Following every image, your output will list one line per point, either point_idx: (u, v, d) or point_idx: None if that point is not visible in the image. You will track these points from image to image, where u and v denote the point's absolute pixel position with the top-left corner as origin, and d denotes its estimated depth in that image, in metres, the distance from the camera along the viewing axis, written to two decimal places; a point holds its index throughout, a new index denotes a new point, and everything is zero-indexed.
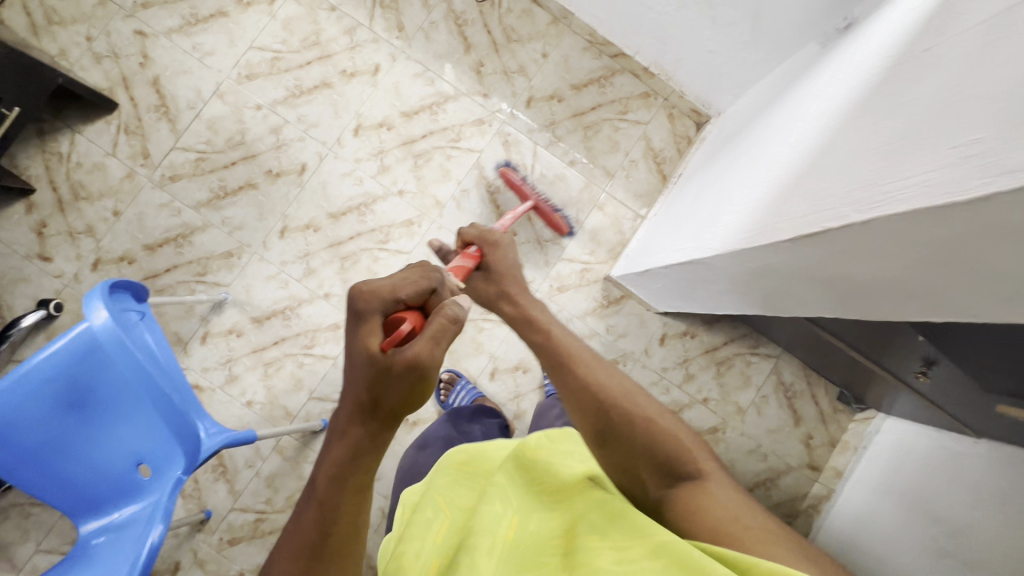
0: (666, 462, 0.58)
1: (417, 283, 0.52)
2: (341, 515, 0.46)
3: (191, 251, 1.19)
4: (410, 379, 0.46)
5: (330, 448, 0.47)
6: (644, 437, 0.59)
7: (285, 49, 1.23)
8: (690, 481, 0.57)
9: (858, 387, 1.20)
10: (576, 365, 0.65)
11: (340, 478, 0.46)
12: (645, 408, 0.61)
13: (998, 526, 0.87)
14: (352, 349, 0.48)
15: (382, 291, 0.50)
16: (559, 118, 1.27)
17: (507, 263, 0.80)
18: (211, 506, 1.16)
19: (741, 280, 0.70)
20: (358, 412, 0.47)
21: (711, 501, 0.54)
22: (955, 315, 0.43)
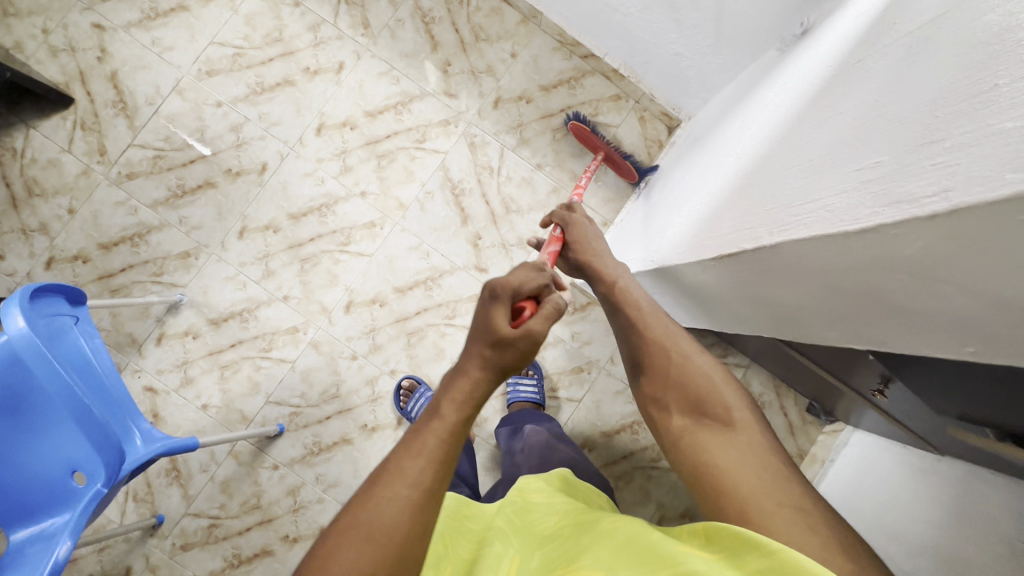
0: (695, 400, 0.60)
1: (535, 280, 0.59)
2: (459, 436, 0.50)
3: (147, 251, 1.17)
4: (526, 346, 0.53)
5: (455, 382, 0.52)
6: (678, 373, 0.63)
7: (247, 45, 1.20)
8: (716, 425, 0.57)
9: (827, 401, 1.18)
10: (630, 307, 0.71)
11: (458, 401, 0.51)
12: (684, 348, 0.65)
13: (954, 547, 0.85)
14: (484, 317, 0.54)
15: (513, 280, 0.57)
16: (526, 119, 1.24)
17: (584, 230, 0.82)
18: (164, 510, 1.14)
19: (683, 295, 0.69)
20: (483, 361, 0.53)
21: (734, 452, 0.54)
22: (870, 344, 0.42)
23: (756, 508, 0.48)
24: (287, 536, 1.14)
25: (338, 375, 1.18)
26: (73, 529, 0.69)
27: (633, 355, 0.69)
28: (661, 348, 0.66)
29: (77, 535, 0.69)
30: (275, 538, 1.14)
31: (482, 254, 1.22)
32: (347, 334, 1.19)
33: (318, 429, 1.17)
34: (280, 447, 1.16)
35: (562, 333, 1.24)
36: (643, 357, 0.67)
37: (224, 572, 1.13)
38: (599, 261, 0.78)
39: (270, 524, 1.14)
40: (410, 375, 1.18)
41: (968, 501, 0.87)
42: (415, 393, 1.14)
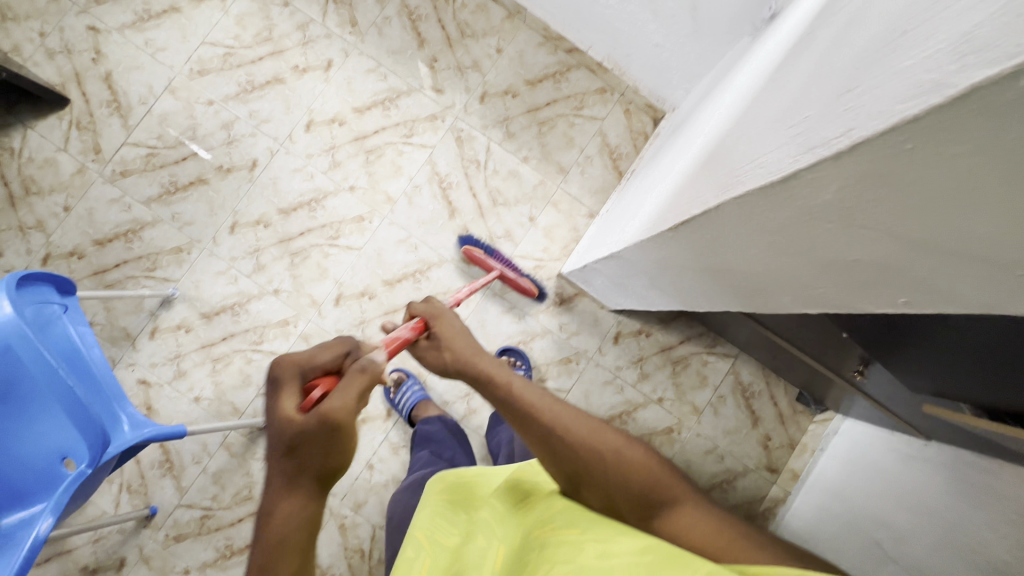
0: (642, 493, 0.56)
1: (333, 349, 0.56)
2: None
3: (140, 247, 1.19)
4: (321, 436, 0.49)
5: (264, 526, 0.49)
6: (617, 471, 0.57)
7: (237, 45, 1.23)
8: (669, 507, 0.56)
9: (817, 389, 1.17)
10: (539, 412, 0.60)
11: (270, 569, 0.48)
12: (610, 441, 0.59)
13: (938, 532, 0.85)
14: (271, 413, 0.51)
15: (300, 357, 0.54)
16: (512, 113, 1.26)
17: (456, 329, 0.69)
18: (157, 502, 1.16)
19: (653, 275, 0.69)
20: (286, 483, 0.50)
21: (699, 528, 0.54)
22: (822, 306, 0.42)
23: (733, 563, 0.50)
24: None
25: None
26: (54, 505, 0.69)
27: (559, 466, 0.59)
28: (589, 450, 0.58)
29: (57, 510, 0.68)
30: None
31: None
32: (337, 327, 1.20)
33: None
34: None
35: (550, 324, 1.24)
36: (572, 467, 0.58)
37: (217, 563, 1.15)
38: (484, 361, 0.65)
39: None
40: (398, 369, 1.21)
41: (955, 485, 0.87)
42: (403, 386, 1.18)
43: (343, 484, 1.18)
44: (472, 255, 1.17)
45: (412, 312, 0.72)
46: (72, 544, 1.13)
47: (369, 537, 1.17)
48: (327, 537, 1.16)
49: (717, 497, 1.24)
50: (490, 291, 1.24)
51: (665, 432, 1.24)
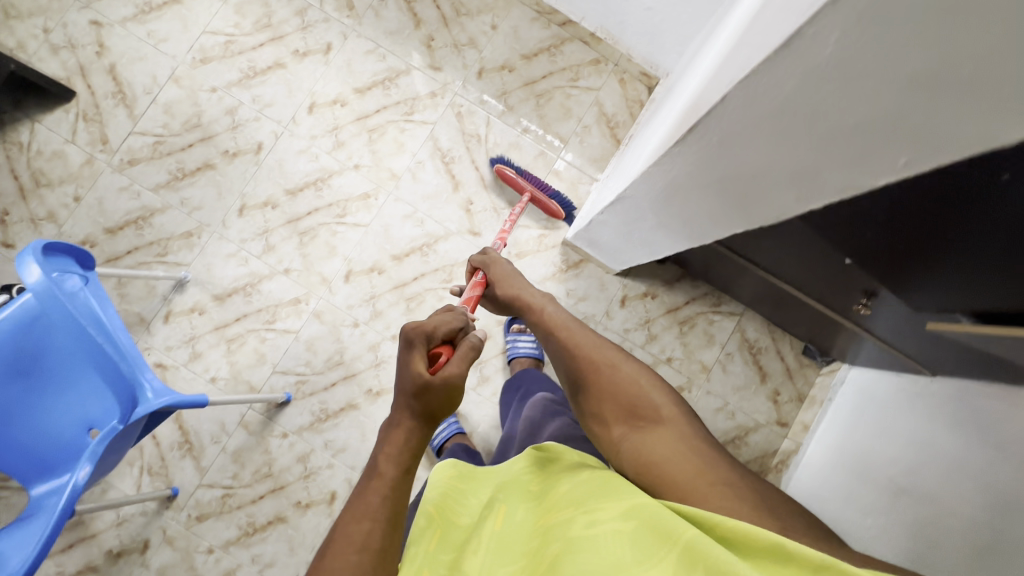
0: (628, 404, 0.66)
1: (449, 324, 0.64)
2: (403, 486, 0.53)
3: (151, 233, 1.21)
4: (450, 389, 0.56)
5: (389, 435, 0.55)
6: (610, 382, 0.69)
7: (238, 33, 1.26)
8: (650, 423, 0.64)
9: (823, 341, 1.18)
10: (562, 331, 0.77)
11: (396, 456, 0.53)
12: (614, 358, 0.71)
13: (952, 457, 0.88)
14: (403, 367, 0.57)
15: (428, 327, 0.61)
16: (510, 87, 1.29)
17: (507, 273, 0.89)
18: (178, 483, 1.17)
19: (658, 208, 0.71)
20: (413, 409, 0.55)
21: (667, 441, 0.60)
22: (828, 194, 0.45)
23: (690, 484, 0.54)
24: (300, 502, 1.16)
25: (341, 343, 1.21)
26: (90, 454, 0.69)
27: (570, 373, 0.74)
28: (591, 363, 0.72)
29: (95, 457, 0.68)
30: (288, 505, 1.17)
31: (475, 218, 1.25)
32: (348, 302, 1.22)
33: (323, 396, 1.20)
34: (288, 415, 1.19)
35: (557, 290, 1.26)
36: (579, 373, 0.72)
37: (240, 540, 1.16)
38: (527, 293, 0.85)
39: (282, 492, 1.17)
40: None
41: (964, 414, 0.90)
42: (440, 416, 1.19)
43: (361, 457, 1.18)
44: (502, 174, 1.18)
45: (474, 265, 0.93)
46: (96, 528, 1.15)
47: None
48: None
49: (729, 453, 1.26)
50: None
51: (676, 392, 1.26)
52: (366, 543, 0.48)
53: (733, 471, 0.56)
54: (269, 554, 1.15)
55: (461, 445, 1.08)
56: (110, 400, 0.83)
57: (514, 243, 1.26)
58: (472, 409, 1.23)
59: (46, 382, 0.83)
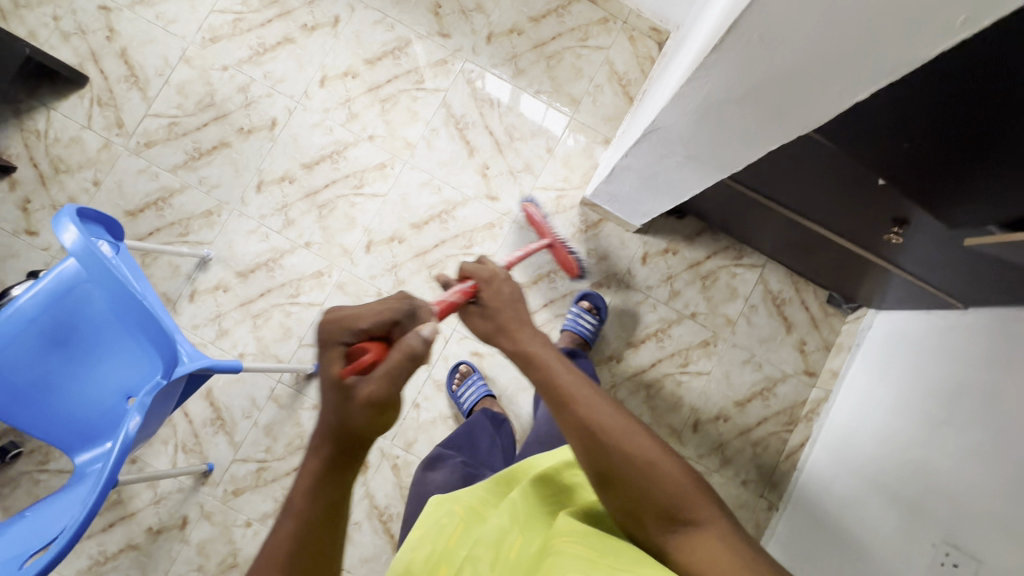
0: (663, 506, 0.51)
1: (381, 313, 0.51)
2: (319, 529, 0.45)
3: (171, 214, 1.22)
4: (373, 413, 0.46)
5: (304, 467, 0.47)
6: (640, 479, 0.51)
7: (245, 10, 1.26)
8: (694, 531, 0.49)
9: (849, 287, 1.17)
10: (575, 401, 0.56)
11: (313, 495, 0.46)
12: (643, 446, 0.52)
13: (989, 381, 0.88)
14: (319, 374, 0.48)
15: (350, 317, 0.49)
16: (519, 50, 1.28)
17: (503, 297, 0.71)
18: (213, 459, 1.18)
19: (690, 139, 0.70)
20: (329, 434, 0.46)
21: (718, 562, 0.46)
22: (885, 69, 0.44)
23: None
24: None
25: None
26: (139, 406, 0.70)
27: (586, 462, 0.54)
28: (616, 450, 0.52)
29: (145, 406, 0.69)
30: None
31: (492, 183, 1.26)
32: (371, 273, 1.22)
33: None
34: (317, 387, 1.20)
35: (578, 251, 1.26)
36: (597, 467, 0.53)
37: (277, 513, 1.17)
38: (526, 328, 0.67)
39: None
40: (466, 361, 1.22)
41: (998, 342, 0.90)
42: (468, 379, 1.19)
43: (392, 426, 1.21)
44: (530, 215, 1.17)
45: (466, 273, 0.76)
46: (135, 507, 1.16)
47: None
48: (382, 477, 1.19)
49: (757, 406, 1.26)
50: (517, 225, 1.25)
51: (701, 346, 1.26)
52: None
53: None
54: None
55: (486, 411, 1.08)
56: (146, 366, 0.83)
57: (532, 206, 1.25)
58: (499, 373, 1.23)
59: (88, 350, 0.84)
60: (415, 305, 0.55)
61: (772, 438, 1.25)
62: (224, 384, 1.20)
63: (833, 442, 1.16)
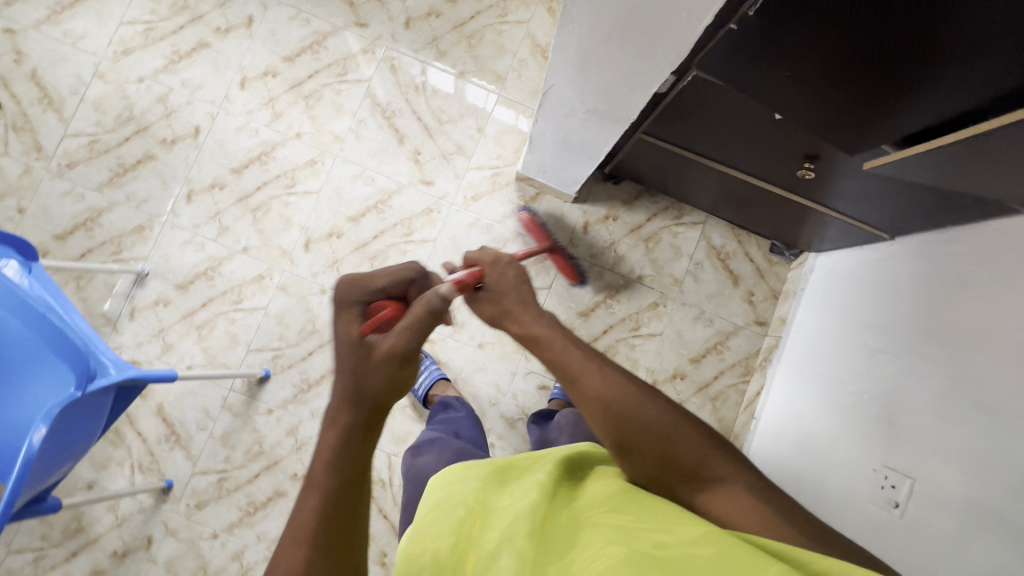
0: (683, 469, 0.53)
1: (396, 274, 0.53)
2: (342, 499, 0.43)
3: (102, 233, 1.20)
4: (391, 371, 0.46)
5: (322, 438, 0.46)
6: (660, 445, 0.53)
7: (155, 19, 1.24)
8: (717, 483, 0.52)
9: (789, 235, 1.19)
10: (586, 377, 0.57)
11: (333, 470, 0.44)
12: (660, 414, 0.54)
13: (919, 305, 0.89)
14: (336, 336, 0.49)
15: (364, 277, 0.51)
16: (439, 32, 1.28)
17: (509, 281, 0.67)
18: (172, 475, 1.17)
19: (586, 94, 0.71)
20: (347, 399, 0.46)
21: (748, 508, 0.50)
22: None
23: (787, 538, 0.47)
24: (296, 474, 1.17)
25: (312, 312, 1.21)
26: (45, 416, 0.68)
27: (612, 433, 0.54)
28: (640, 418, 0.54)
29: (51, 415, 0.67)
30: (285, 479, 1.17)
31: (425, 168, 1.25)
32: (312, 271, 1.21)
33: (303, 366, 1.20)
34: (270, 390, 1.19)
35: (518, 227, 1.25)
36: (627, 434, 0.54)
37: (243, 521, 1.16)
38: (524, 314, 0.63)
39: (277, 467, 1.17)
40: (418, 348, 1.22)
41: (924, 266, 0.91)
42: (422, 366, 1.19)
43: None
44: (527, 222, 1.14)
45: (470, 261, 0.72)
46: (97, 532, 1.15)
47: (386, 466, 1.19)
48: None
49: (713, 361, 1.27)
50: (454, 208, 1.24)
51: (651, 308, 1.27)
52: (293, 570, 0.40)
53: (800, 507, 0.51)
54: (274, 529, 1.16)
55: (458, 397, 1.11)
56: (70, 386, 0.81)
57: (468, 186, 1.25)
58: (452, 356, 1.23)
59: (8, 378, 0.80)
60: (427, 271, 0.57)
61: (730, 391, 1.27)
62: (175, 398, 1.19)
63: (784, 387, 1.17)
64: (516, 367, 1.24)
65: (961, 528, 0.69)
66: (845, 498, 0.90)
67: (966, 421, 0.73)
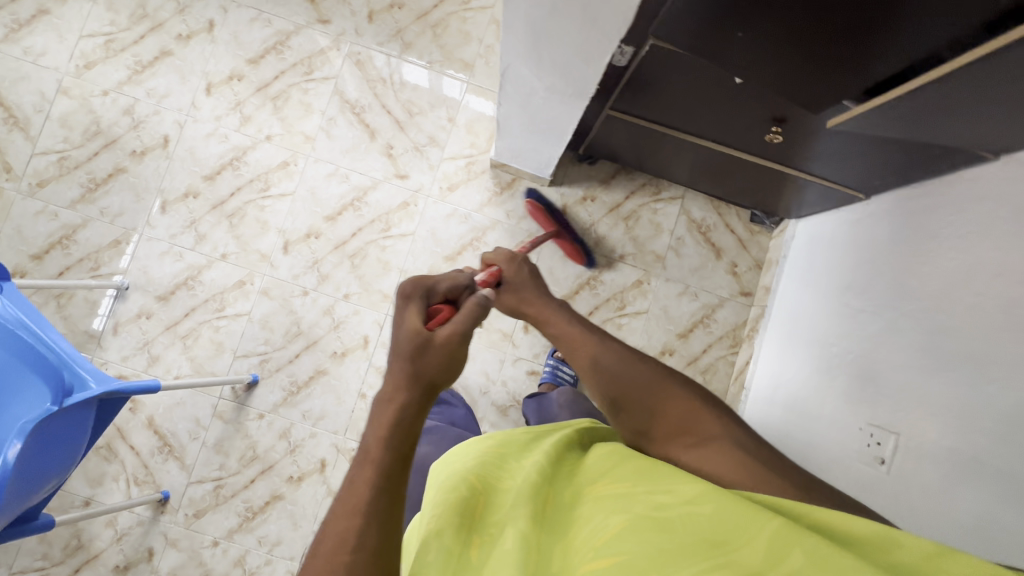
0: (673, 426, 0.57)
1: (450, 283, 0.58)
2: (398, 473, 0.41)
3: (78, 250, 1.19)
4: (449, 354, 0.48)
5: (377, 413, 0.44)
6: (650, 400, 0.59)
7: (115, 30, 1.23)
8: (698, 441, 0.55)
9: (768, 203, 1.18)
10: (580, 346, 0.65)
11: (392, 442, 0.42)
12: (648, 375, 0.61)
13: (897, 262, 0.89)
14: (397, 321, 0.50)
15: (428, 279, 0.55)
16: (403, 24, 1.26)
17: (524, 277, 0.72)
18: (168, 486, 1.17)
19: (542, 71, 0.70)
20: (411, 379, 0.45)
21: (726, 459, 0.52)
22: None
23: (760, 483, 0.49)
24: (291, 476, 1.17)
25: (295, 314, 1.20)
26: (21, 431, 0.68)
27: (605, 392, 0.62)
28: (630, 376, 0.61)
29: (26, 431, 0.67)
30: (281, 482, 1.17)
31: (399, 162, 1.24)
32: (293, 273, 1.21)
33: (291, 369, 1.19)
34: (260, 395, 1.19)
35: (497, 215, 1.24)
36: (617, 390, 0.61)
37: (242, 527, 1.16)
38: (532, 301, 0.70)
39: (273, 471, 1.17)
40: None
41: (898, 224, 0.91)
42: None
43: (342, 421, 1.18)
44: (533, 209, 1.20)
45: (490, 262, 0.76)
46: (98, 547, 1.15)
47: None
48: (340, 473, 1.18)
49: (700, 335, 1.27)
50: (431, 200, 1.24)
51: (635, 286, 1.27)
52: (344, 544, 0.38)
53: (783, 463, 0.53)
54: (274, 533, 1.16)
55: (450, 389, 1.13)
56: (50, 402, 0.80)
57: (443, 177, 1.24)
58: None
59: None
60: (472, 281, 0.62)
61: (720, 362, 1.27)
62: (165, 410, 1.19)
63: (773, 355, 1.17)
64: (505, 355, 1.24)
65: (949, 479, 0.69)
66: (836, 460, 0.89)
67: (948, 371, 0.73)
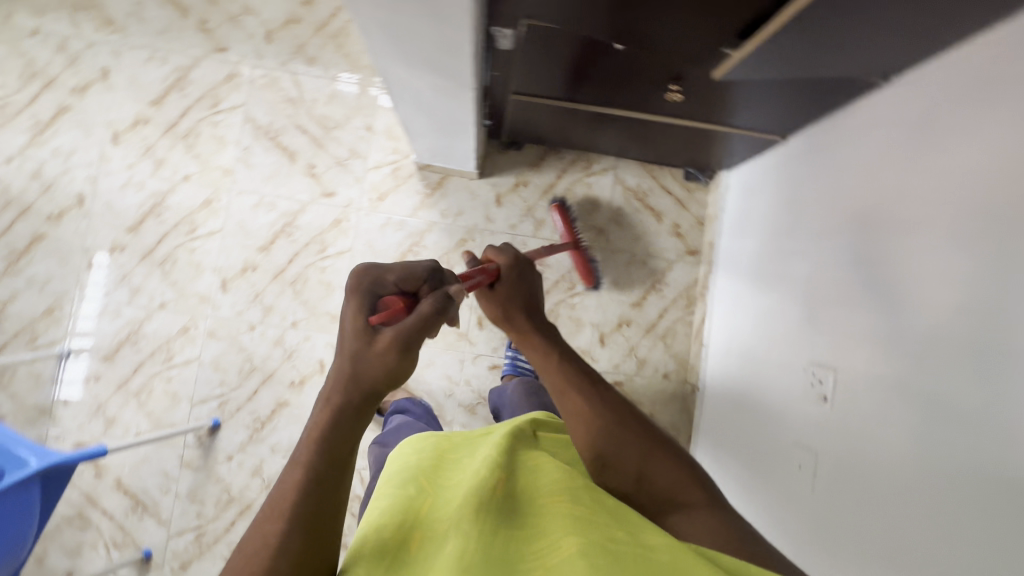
0: (657, 492, 0.54)
1: (411, 269, 0.51)
2: (324, 482, 0.43)
3: (12, 324, 1.17)
4: (390, 365, 0.44)
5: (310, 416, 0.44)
6: (634, 461, 0.55)
7: (7, 93, 1.19)
8: (680, 506, 0.52)
9: (700, 158, 1.17)
10: (570, 392, 0.59)
11: (317, 451, 0.43)
12: (635, 435, 0.56)
13: (817, 195, 0.89)
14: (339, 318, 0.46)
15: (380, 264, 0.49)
16: (304, 39, 1.23)
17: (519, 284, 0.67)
18: (148, 543, 1.16)
19: (418, 68, 0.68)
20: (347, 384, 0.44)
21: (710, 528, 0.49)
22: None
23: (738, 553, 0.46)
24: None
25: (246, 350, 1.19)
26: None
27: (591, 442, 0.56)
28: (617, 433, 0.56)
29: None
30: None
31: (324, 179, 1.22)
32: (236, 310, 1.19)
33: (251, 407, 1.18)
34: (224, 438, 1.17)
35: (431, 216, 1.23)
36: (602, 444, 0.56)
37: None
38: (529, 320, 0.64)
39: (251, 510, 1.16)
40: None
41: (814, 159, 0.91)
42: None
43: None
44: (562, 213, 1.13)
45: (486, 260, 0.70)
46: None
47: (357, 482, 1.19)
48: None
49: (654, 301, 1.27)
50: (362, 213, 1.22)
51: None
52: (263, 546, 0.40)
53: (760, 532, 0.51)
54: None
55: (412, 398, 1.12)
56: None
57: (371, 188, 1.22)
58: None
59: None
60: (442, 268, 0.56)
61: (678, 325, 1.27)
62: (132, 469, 1.17)
63: (725, 307, 1.17)
64: (463, 355, 1.23)
65: (883, 404, 0.70)
66: (790, 402, 0.90)
67: (873, 297, 0.74)
